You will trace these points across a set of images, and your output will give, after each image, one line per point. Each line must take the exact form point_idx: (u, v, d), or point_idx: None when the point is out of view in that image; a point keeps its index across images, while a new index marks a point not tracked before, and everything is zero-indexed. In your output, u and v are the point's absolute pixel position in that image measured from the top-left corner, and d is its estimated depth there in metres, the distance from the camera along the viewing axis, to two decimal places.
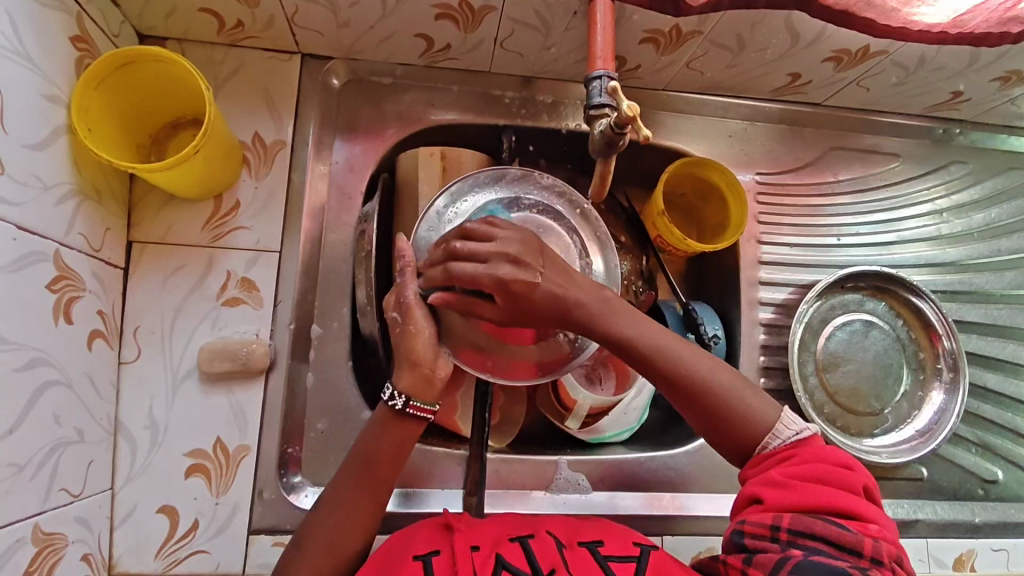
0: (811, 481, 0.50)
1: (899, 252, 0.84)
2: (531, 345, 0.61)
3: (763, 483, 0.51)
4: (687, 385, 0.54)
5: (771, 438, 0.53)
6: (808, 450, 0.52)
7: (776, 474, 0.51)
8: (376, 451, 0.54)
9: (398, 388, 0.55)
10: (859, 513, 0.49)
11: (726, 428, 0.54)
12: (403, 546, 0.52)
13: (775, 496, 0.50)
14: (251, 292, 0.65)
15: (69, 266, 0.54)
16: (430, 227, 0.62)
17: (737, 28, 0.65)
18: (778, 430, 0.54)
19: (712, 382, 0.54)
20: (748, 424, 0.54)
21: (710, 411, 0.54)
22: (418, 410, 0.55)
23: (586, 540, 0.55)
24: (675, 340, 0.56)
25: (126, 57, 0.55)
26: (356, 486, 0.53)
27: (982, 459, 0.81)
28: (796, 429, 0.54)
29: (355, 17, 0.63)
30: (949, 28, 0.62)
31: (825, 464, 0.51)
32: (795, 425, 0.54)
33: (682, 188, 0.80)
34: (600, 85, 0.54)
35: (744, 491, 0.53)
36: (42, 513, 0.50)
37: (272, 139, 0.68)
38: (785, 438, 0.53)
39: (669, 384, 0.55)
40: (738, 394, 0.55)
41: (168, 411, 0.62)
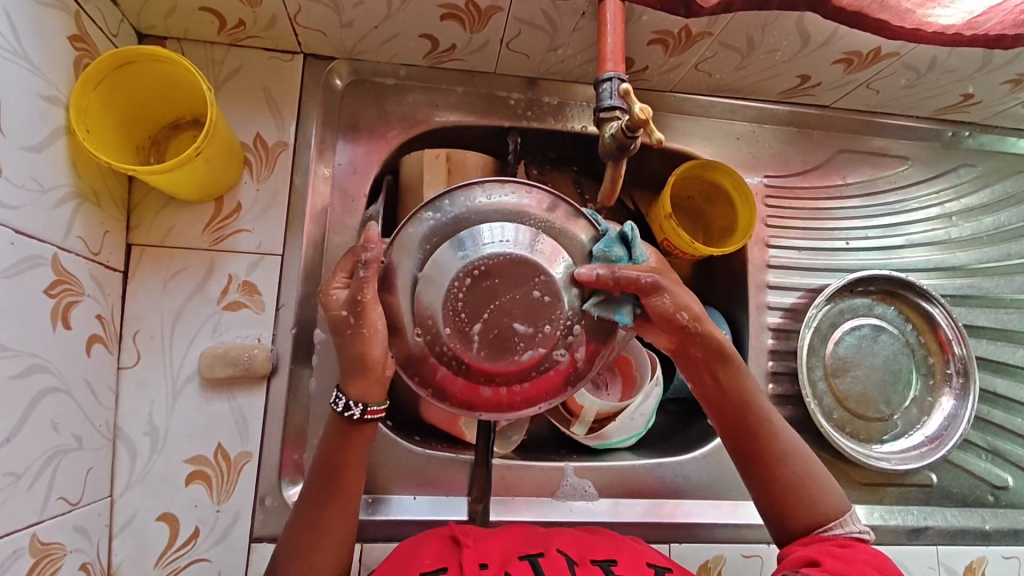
0: (872, 568, 0.48)
1: (908, 256, 0.83)
2: (462, 382, 0.54)
3: (823, 552, 0.50)
4: (770, 455, 0.55)
5: (836, 525, 0.53)
6: (870, 548, 0.51)
7: (837, 549, 0.50)
8: (335, 462, 0.53)
9: (350, 397, 0.53)
10: None
11: (790, 501, 0.54)
12: (410, 562, 0.52)
13: (837, 566, 0.48)
14: (253, 296, 0.64)
15: (68, 270, 0.53)
16: (469, 199, 0.56)
17: (748, 28, 0.64)
18: (844, 521, 0.53)
19: (798, 462, 0.55)
20: (814, 504, 0.54)
21: (785, 488, 0.54)
22: (376, 414, 0.54)
23: (599, 558, 0.54)
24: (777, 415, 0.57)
25: (127, 56, 0.54)
26: (335, 501, 0.52)
27: (992, 465, 0.80)
28: (858, 529, 0.53)
29: (359, 17, 0.62)
30: (964, 30, 0.61)
31: (890, 565, 0.50)
32: (859, 523, 0.53)
33: (688, 190, 0.79)
34: (611, 87, 0.53)
35: (799, 555, 0.51)
36: (40, 523, 0.49)
37: (274, 140, 0.67)
38: (848, 531, 0.52)
39: (753, 450, 0.56)
40: (818, 481, 0.55)
41: (168, 416, 0.61)
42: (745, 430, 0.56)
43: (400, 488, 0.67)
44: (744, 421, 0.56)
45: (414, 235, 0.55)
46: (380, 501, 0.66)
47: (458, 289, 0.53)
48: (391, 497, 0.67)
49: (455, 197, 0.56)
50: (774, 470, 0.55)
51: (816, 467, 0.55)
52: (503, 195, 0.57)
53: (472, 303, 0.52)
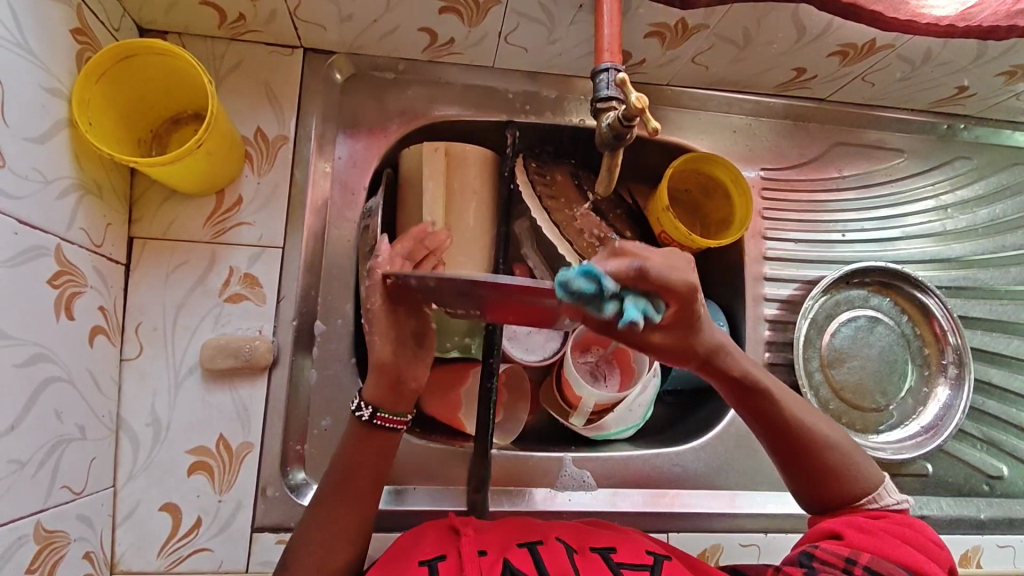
0: (897, 538, 0.51)
1: (903, 248, 0.84)
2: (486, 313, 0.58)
3: (847, 524, 0.52)
4: (803, 450, 0.56)
5: (871, 499, 0.55)
6: (899, 517, 0.54)
7: (863, 521, 0.52)
8: (343, 460, 0.54)
9: (366, 398, 0.55)
10: None
11: (824, 482, 0.55)
12: (411, 549, 0.52)
13: (859, 538, 0.50)
14: (254, 288, 0.65)
15: (72, 261, 0.54)
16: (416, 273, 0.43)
17: (743, 21, 0.64)
18: (880, 495, 0.55)
19: (828, 443, 0.56)
20: (847, 480, 0.55)
21: (824, 476, 0.55)
22: (387, 420, 0.55)
23: (599, 546, 0.54)
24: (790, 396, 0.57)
25: (128, 49, 0.54)
26: (343, 494, 0.53)
27: (987, 455, 0.81)
28: (895, 499, 0.55)
29: (359, 11, 0.63)
30: (957, 21, 0.62)
31: (920, 534, 0.52)
32: (893, 494, 0.56)
33: (685, 184, 0.79)
34: (608, 78, 0.54)
35: (823, 526, 0.53)
36: (44, 510, 0.50)
37: (274, 134, 0.67)
38: (884, 504, 0.55)
39: (787, 450, 0.56)
40: (850, 458, 0.56)
41: (171, 408, 0.61)
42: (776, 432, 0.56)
43: (400, 478, 0.68)
44: (763, 413, 0.56)
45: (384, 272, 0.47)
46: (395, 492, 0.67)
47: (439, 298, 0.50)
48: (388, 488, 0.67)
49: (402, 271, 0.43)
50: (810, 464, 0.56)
51: (844, 445, 0.57)
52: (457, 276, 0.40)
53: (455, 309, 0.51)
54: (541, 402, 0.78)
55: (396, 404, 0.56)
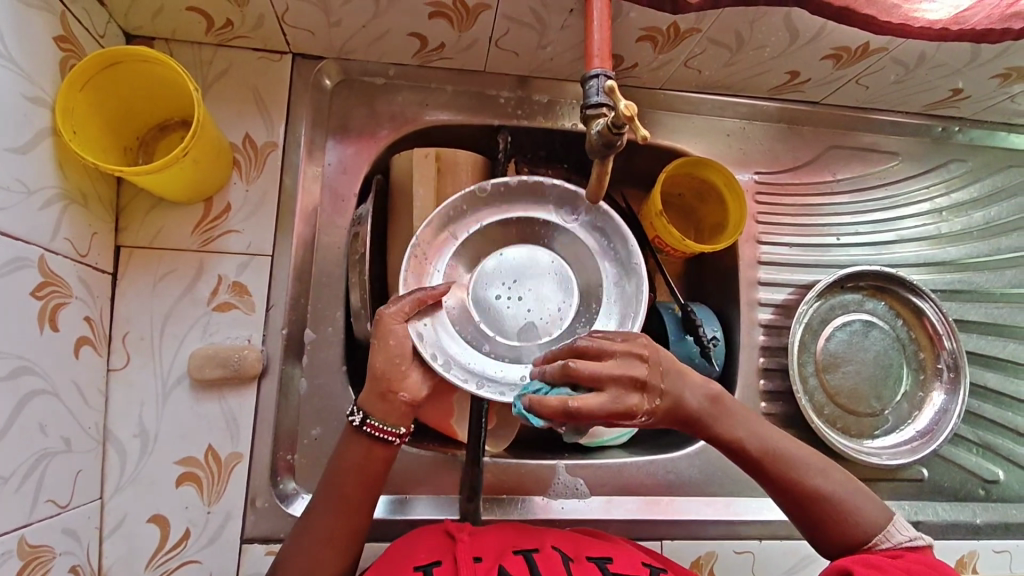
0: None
1: (899, 252, 0.84)
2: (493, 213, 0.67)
3: (857, 561, 0.49)
4: (801, 498, 0.54)
5: (881, 538, 0.52)
6: (916, 556, 0.51)
7: (877, 560, 0.50)
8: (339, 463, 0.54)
9: (359, 403, 0.55)
10: None
11: (828, 524, 0.54)
12: (405, 555, 0.52)
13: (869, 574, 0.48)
14: (243, 297, 0.64)
15: (56, 272, 0.53)
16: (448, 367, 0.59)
17: (736, 25, 0.64)
18: (890, 534, 0.52)
19: (828, 487, 0.54)
20: (852, 522, 0.53)
21: (826, 521, 0.54)
22: (377, 429, 0.54)
23: (595, 556, 0.54)
24: (784, 441, 0.56)
25: (113, 57, 0.54)
26: (337, 498, 0.52)
27: (983, 459, 0.81)
28: (909, 535, 0.52)
29: (348, 16, 0.62)
30: (951, 24, 0.61)
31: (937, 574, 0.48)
32: (907, 530, 0.53)
33: (679, 188, 0.79)
34: (598, 84, 0.53)
35: (833, 565, 0.50)
36: (28, 525, 0.49)
37: (263, 140, 0.67)
38: (897, 542, 0.52)
39: (783, 498, 0.55)
40: (852, 501, 0.54)
41: (159, 418, 0.61)
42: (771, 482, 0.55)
43: (392, 487, 0.67)
44: (759, 463, 0.54)
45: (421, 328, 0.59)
46: (396, 501, 0.67)
47: (494, 188, 0.66)
48: (383, 497, 0.67)
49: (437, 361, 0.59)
50: (810, 512, 0.54)
51: (845, 487, 0.54)
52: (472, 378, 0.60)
53: (511, 186, 0.66)
54: None
55: (387, 414, 0.55)
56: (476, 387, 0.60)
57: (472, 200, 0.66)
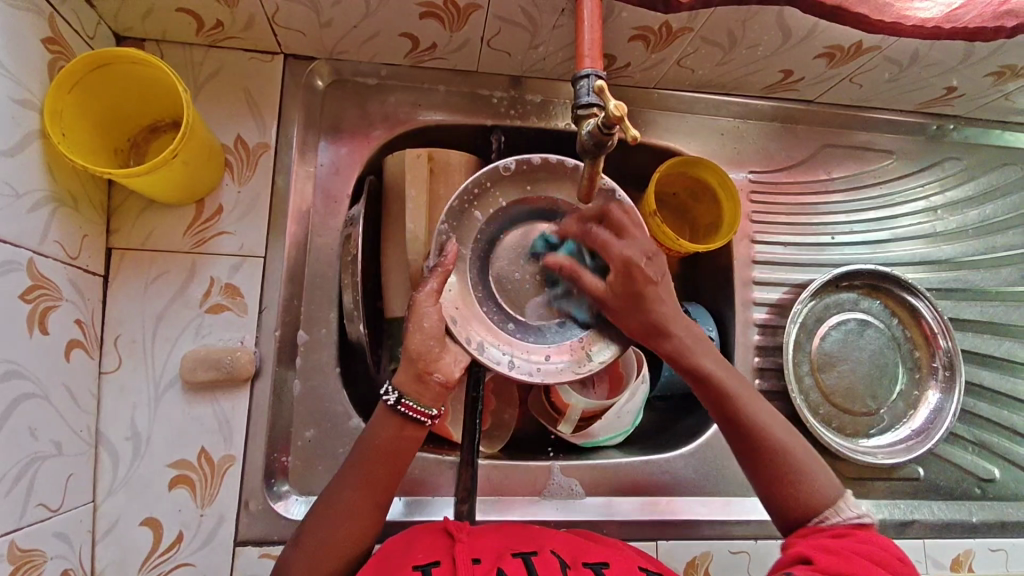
0: (866, 559, 0.47)
1: (893, 250, 0.84)
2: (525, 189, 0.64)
3: (813, 547, 0.48)
4: (759, 450, 0.55)
5: (832, 512, 0.52)
6: (866, 533, 0.50)
7: (831, 543, 0.48)
8: (370, 448, 0.53)
9: (394, 383, 0.54)
10: None
11: (780, 486, 0.54)
12: (403, 554, 0.51)
13: (829, 561, 0.46)
14: (235, 298, 0.64)
15: (45, 275, 0.53)
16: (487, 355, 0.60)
17: (728, 24, 0.64)
18: (840, 509, 0.52)
19: (789, 450, 0.54)
20: (806, 490, 0.53)
21: (778, 480, 0.54)
22: (411, 409, 0.54)
23: (591, 561, 0.53)
24: (758, 400, 0.57)
25: (103, 58, 0.53)
26: (359, 487, 0.52)
27: (978, 457, 0.81)
28: (858, 512, 0.51)
29: (338, 16, 0.62)
30: (943, 23, 0.61)
31: (884, 552, 0.48)
32: (857, 507, 0.52)
33: (674, 188, 0.78)
34: (588, 84, 0.52)
35: (790, 553, 0.49)
36: (19, 530, 0.49)
37: (255, 141, 0.67)
38: (846, 517, 0.51)
39: (740, 449, 0.56)
40: (810, 471, 0.54)
41: (151, 421, 0.61)
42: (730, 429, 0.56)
43: None
44: (725, 405, 0.57)
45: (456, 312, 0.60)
46: (412, 502, 0.67)
47: (517, 167, 0.63)
48: (399, 499, 0.67)
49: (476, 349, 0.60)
50: (761, 468, 0.54)
51: (805, 458, 0.54)
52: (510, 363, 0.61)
53: (534, 165, 0.63)
54: (528, 408, 0.77)
55: (423, 394, 0.54)
56: (508, 368, 0.60)
57: (495, 178, 0.63)
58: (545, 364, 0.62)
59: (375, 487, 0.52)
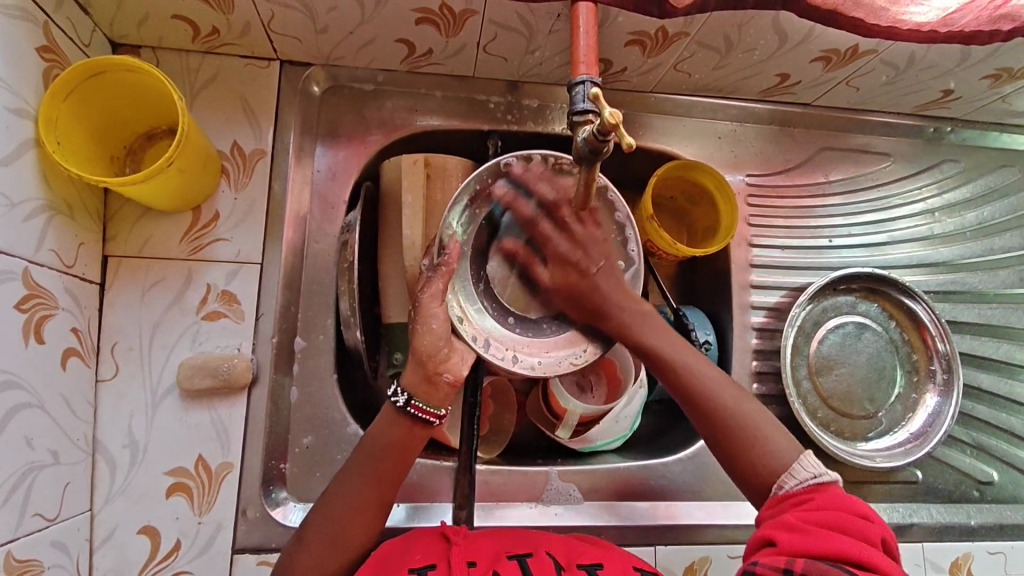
0: (826, 528, 0.48)
1: (891, 253, 0.83)
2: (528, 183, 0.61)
3: (778, 528, 0.49)
4: (712, 417, 0.56)
5: (787, 478, 0.52)
6: (825, 496, 0.50)
7: (792, 519, 0.49)
8: (379, 448, 0.53)
9: (402, 385, 0.54)
10: (873, 565, 0.46)
11: (735, 451, 0.55)
12: (400, 554, 0.51)
13: (792, 542, 0.48)
14: (232, 305, 0.64)
15: (41, 284, 0.53)
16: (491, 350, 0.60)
17: (724, 28, 0.64)
18: (795, 471, 0.52)
19: (739, 414, 0.56)
20: (762, 455, 0.54)
21: (732, 445, 0.55)
22: (420, 410, 0.53)
23: (585, 562, 0.53)
24: (704, 367, 0.59)
25: (97, 67, 0.53)
26: (365, 488, 0.52)
27: (977, 460, 0.81)
28: (814, 472, 0.52)
29: (334, 23, 0.62)
30: (939, 26, 0.61)
31: (841, 512, 0.49)
32: (813, 467, 0.52)
33: (670, 191, 0.78)
34: (583, 91, 0.52)
35: (759, 536, 0.50)
36: (16, 540, 0.49)
37: (251, 148, 0.67)
38: (802, 480, 0.52)
39: (696, 417, 0.57)
40: (765, 431, 0.55)
41: (148, 429, 0.60)
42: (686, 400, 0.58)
43: None
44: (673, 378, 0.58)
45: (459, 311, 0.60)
46: (416, 508, 0.67)
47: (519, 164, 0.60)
48: (400, 505, 0.67)
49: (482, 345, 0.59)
50: (718, 433, 0.56)
51: (759, 419, 0.56)
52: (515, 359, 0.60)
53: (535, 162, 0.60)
54: (527, 413, 0.77)
55: (431, 395, 0.54)
56: (513, 363, 0.60)
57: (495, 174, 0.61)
58: (546, 359, 0.62)
59: (382, 487, 0.52)
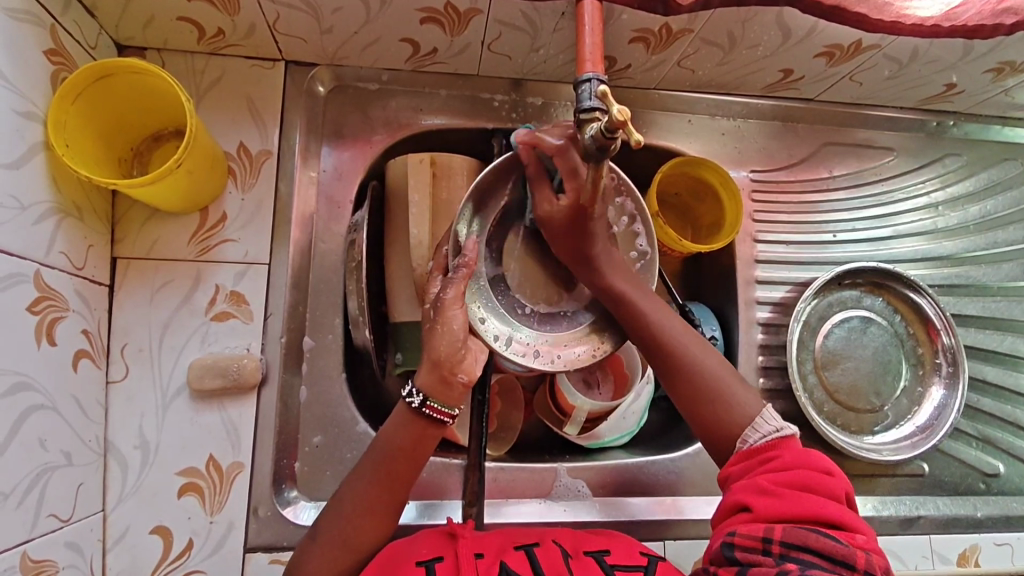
0: (797, 488, 0.48)
1: (895, 247, 0.84)
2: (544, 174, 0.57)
3: (750, 491, 0.49)
4: (680, 372, 0.57)
5: (750, 432, 0.53)
6: (789, 453, 0.51)
7: (762, 481, 0.49)
8: (391, 448, 0.53)
9: (418, 385, 0.54)
10: (843, 522, 0.47)
11: (702, 405, 0.55)
12: (408, 547, 0.51)
13: (766, 505, 0.48)
14: (241, 305, 0.64)
15: (52, 286, 0.53)
16: (509, 350, 0.59)
17: (728, 25, 0.64)
18: (758, 423, 0.53)
19: (705, 369, 0.56)
20: (728, 410, 0.54)
21: (698, 398, 0.56)
22: (435, 411, 0.53)
23: (593, 549, 0.54)
24: (676, 322, 0.59)
25: (104, 69, 0.53)
26: (373, 487, 0.52)
27: (983, 453, 0.81)
28: (776, 426, 0.53)
29: (339, 22, 0.62)
30: (942, 21, 0.62)
31: (808, 470, 0.49)
32: (775, 420, 0.53)
33: (677, 188, 0.78)
34: (590, 89, 0.52)
35: (730, 500, 0.50)
36: (30, 540, 0.49)
37: (257, 149, 0.67)
38: (765, 434, 0.52)
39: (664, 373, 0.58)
40: (723, 384, 0.56)
41: (159, 429, 0.61)
42: (650, 354, 0.59)
43: None
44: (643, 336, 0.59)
45: (475, 314, 0.59)
46: (426, 506, 0.67)
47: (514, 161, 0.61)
48: (411, 504, 0.67)
49: (502, 345, 0.59)
50: (689, 390, 0.56)
51: (718, 371, 0.57)
52: (534, 355, 0.60)
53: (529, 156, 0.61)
54: (534, 410, 0.77)
55: (447, 398, 0.54)
56: (531, 360, 0.60)
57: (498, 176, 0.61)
58: (565, 352, 0.61)
59: (393, 488, 0.53)
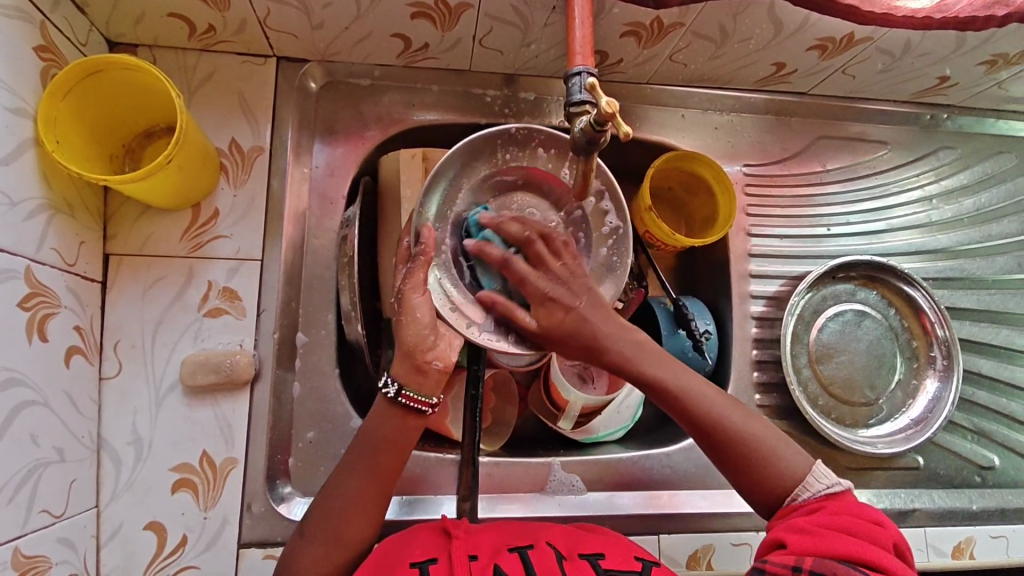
0: (835, 529, 0.49)
1: (889, 241, 0.84)
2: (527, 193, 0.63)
3: (789, 529, 0.50)
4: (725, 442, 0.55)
5: (801, 490, 0.53)
6: (837, 503, 0.51)
7: (802, 521, 0.50)
8: (379, 442, 0.53)
9: (392, 376, 0.54)
10: (883, 567, 0.46)
11: (752, 473, 0.54)
12: (400, 551, 0.51)
13: (802, 541, 0.49)
14: (233, 301, 0.64)
15: (44, 283, 0.53)
16: (484, 335, 0.58)
17: (719, 17, 0.64)
18: (808, 483, 0.53)
19: (750, 436, 0.55)
20: (778, 475, 0.54)
21: (748, 467, 0.54)
22: (413, 401, 0.54)
23: (587, 552, 0.54)
24: (711, 389, 0.57)
25: (95, 66, 0.53)
26: (362, 482, 0.52)
27: (978, 445, 0.81)
28: (827, 484, 0.53)
29: (330, 18, 0.62)
30: (933, 12, 0.62)
31: (854, 517, 0.50)
32: (826, 478, 0.53)
33: (667, 183, 0.79)
34: (580, 82, 0.51)
35: (768, 537, 0.52)
36: (23, 536, 0.49)
37: (249, 145, 0.67)
38: (816, 492, 0.52)
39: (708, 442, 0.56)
40: (772, 449, 0.55)
41: (152, 426, 0.61)
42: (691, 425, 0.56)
43: None
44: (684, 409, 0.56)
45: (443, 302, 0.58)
46: (417, 501, 0.67)
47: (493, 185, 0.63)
48: (399, 498, 0.67)
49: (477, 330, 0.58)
50: (736, 460, 0.55)
51: (765, 435, 0.55)
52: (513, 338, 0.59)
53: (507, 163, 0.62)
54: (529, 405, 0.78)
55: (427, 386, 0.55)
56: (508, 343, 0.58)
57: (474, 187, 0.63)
58: None
59: (382, 482, 0.53)
